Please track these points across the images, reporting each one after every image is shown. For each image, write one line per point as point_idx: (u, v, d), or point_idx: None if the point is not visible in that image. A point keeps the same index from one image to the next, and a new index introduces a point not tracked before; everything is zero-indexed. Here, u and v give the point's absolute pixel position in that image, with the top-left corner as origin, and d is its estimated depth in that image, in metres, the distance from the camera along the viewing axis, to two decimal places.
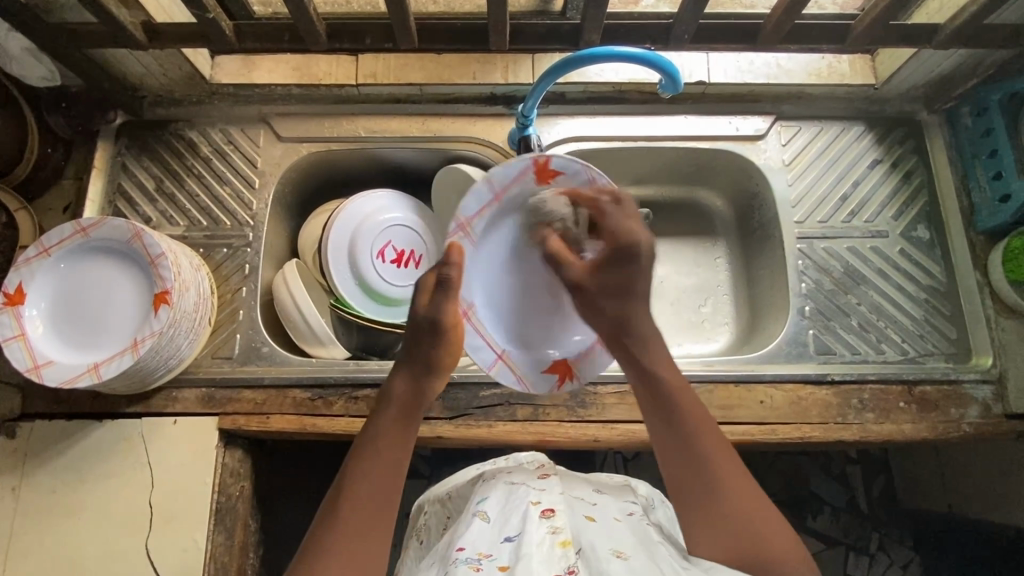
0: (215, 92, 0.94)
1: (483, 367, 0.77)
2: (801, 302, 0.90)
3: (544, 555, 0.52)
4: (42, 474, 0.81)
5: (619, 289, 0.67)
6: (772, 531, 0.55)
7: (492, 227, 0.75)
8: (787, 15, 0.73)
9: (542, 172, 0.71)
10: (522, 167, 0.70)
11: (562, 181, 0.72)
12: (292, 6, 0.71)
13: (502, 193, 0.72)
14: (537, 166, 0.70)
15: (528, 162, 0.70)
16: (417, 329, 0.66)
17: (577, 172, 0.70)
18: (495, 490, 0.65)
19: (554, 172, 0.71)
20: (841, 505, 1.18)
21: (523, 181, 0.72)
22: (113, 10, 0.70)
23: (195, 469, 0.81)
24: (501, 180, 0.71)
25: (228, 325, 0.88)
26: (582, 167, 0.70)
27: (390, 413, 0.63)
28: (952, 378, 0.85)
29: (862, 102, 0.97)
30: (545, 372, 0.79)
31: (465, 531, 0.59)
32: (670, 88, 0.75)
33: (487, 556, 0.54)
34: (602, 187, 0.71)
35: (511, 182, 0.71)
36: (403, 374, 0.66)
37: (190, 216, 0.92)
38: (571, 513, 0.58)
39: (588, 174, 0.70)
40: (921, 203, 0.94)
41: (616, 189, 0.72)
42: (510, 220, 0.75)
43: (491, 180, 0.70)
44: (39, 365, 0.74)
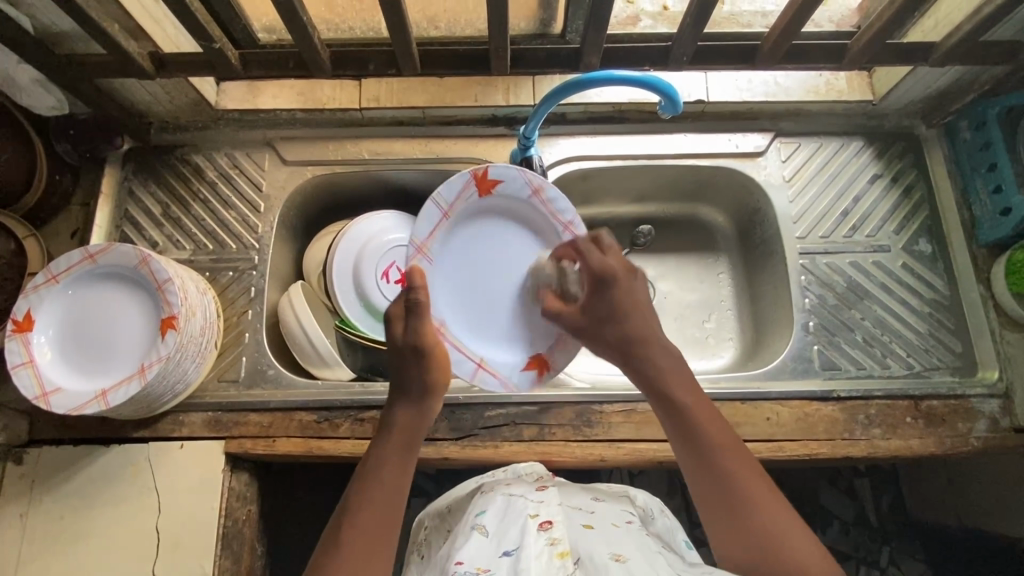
0: (220, 117, 0.95)
1: (466, 379, 0.79)
2: (805, 317, 0.90)
3: (544, 567, 0.51)
4: (49, 501, 0.81)
5: (608, 315, 0.72)
6: (791, 535, 0.55)
7: (448, 244, 0.81)
8: (785, 36, 0.74)
9: (482, 183, 0.81)
10: (463, 184, 0.80)
11: (502, 189, 0.82)
12: (296, 35, 0.72)
13: (450, 210, 0.80)
14: (477, 178, 0.80)
15: (469, 177, 0.79)
16: (401, 354, 0.68)
17: (514, 176, 0.81)
18: (493, 503, 0.64)
19: (494, 181, 0.81)
20: (851, 519, 1.17)
21: (465, 196, 0.80)
22: (122, 42, 0.71)
23: (202, 492, 0.81)
24: (447, 200, 0.79)
25: (234, 348, 0.88)
26: (516, 171, 0.81)
27: (390, 439, 0.64)
28: (959, 392, 0.85)
29: (861, 118, 0.97)
30: (523, 369, 0.83)
31: (463, 544, 0.59)
32: (669, 110, 0.76)
33: (486, 570, 0.53)
34: (535, 184, 0.82)
35: (457, 198, 0.80)
36: (399, 402, 0.67)
37: (196, 240, 0.93)
38: (569, 523, 0.58)
39: (524, 178, 0.81)
40: (922, 216, 0.94)
41: (549, 185, 0.82)
42: (464, 234, 0.82)
43: (438, 198, 0.79)
44: (46, 393, 0.74)
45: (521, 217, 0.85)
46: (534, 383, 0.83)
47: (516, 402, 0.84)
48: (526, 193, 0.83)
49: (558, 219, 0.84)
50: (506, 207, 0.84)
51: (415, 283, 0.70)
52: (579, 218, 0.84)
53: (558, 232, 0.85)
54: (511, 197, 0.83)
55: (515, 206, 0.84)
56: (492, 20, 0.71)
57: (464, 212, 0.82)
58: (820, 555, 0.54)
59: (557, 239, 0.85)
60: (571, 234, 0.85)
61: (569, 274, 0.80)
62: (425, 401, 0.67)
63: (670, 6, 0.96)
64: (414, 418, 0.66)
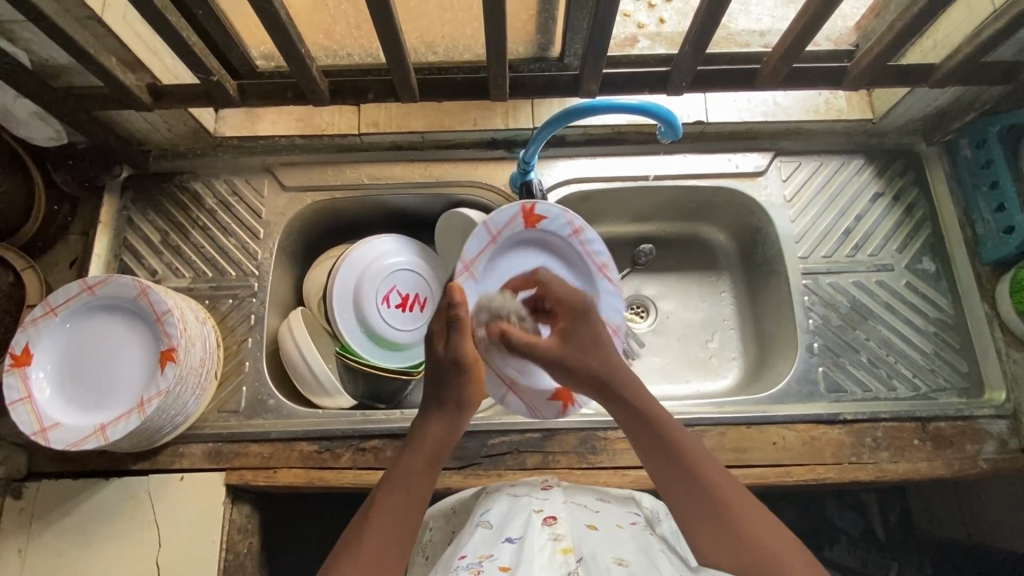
0: (219, 145, 0.95)
1: (497, 399, 0.83)
2: (809, 338, 0.90)
3: (545, 559, 0.51)
4: (48, 536, 0.80)
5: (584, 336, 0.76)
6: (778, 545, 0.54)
7: (492, 267, 0.86)
8: (784, 60, 0.74)
9: (529, 216, 0.84)
10: (512, 214, 0.84)
11: (545, 224, 0.86)
12: (295, 66, 0.72)
13: (498, 234, 0.84)
14: (525, 211, 0.84)
15: (519, 208, 0.83)
16: (443, 367, 0.71)
17: (558, 215, 0.85)
18: (498, 502, 0.64)
19: (539, 216, 0.84)
20: (858, 534, 1.16)
21: (514, 225, 0.84)
22: (120, 75, 0.71)
23: (203, 524, 0.80)
24: (497, 226, 0.84)
25: (234, 377, 0.88)
26: (562, 211, 0.84)
27: (420, 448, 0.65)
28: (967, 414, 0.84)
29: (861, 136, 0.97)
30: (550, 400, 0.84)
31: (468, 540, 0.58)
32: (669, 135, 0.76)
33: (487, 557, 0.53)
34: (576, 225, 0.86)
35: (506, 226, 0.84)
36: (431, 415, 0.69)
37: (195, 267, 0.92)
38: (573, 520, 0.57)
39: (567, 217, 0.85)
40: (924, 235, 0.93)
41: (588, 228, 0.86)
42: (507, 262, 0.87)
43: (489, 224, 0.83)
44: (45, 428, 0.74)
45: (560, 251, 0.88)
46: (559, 414, 0.84)
47: (519, 430, 0.84)
48: (566, 231, 0.86)
49: (594, 260, 0.88)
50: (546, 242, 0.88)
51: (456, 300, 0.71)
52: (613, 262, 0.88)
53: (593, 271, 0.88)
54: (552, 233, 0.86)
55: (554, 241, 0.87)
56: (490, 49, 0.71)
57: (511, 238, 0.86)
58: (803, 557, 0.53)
59: (592, 279, 0.89)
60: (604, 276, 0.88)
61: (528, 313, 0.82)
62: (454, 415, 0.69)
63: (666, 21, 0.96)
64: (444, 432, 0.68)
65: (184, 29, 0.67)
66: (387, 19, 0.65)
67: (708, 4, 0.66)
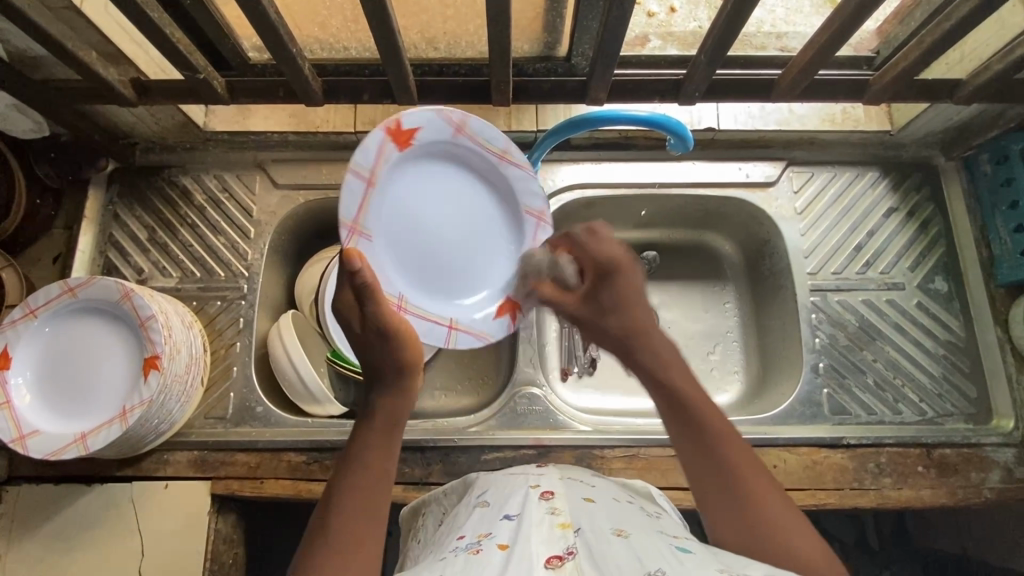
0: (209, 139, 0.91)
1: (440, 346, 0.71)
2: (815, 358, 0.87)
3: (544, 536, 0.47)
4: (26, 542, 0.78)
5: (613, 307, 0.65)
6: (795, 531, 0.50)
7: (382, 217, 0.67)
8: (805, 72, 0.70)
9: (399, 136, 0.66)
10: (377, 142, 0.64)
11: (422, 137, 0.68)
12: (286, 67, 0.68)
13: (374, 177, 0.64)
14: (391, 132, 0.65)
15: (381, 133, 0.64)
16: (366, 337, 0.60)
17: (429, 119, 0.67)
18: (494, 481, 0.60)
19: (410, 131, 0.66)
20: (850, 542, 1.09)
21: (387, 156, 0.65)
22: (101, 72, 0.68)
23: (187, 534, 0.78)
24: (365, 165, 0.63)
25: (221, 382, 0.85)
26: (431, 112, 0.67)
27: (372, 426, 0.57)
28: (973, 441, 0.82)
29: (877, 147, 0.93)
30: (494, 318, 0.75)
31: (466, 520, 0.55)
32: (679, 147, 0.74)
33: (487, 536, 0.49)
34: (456, 121, 0.69)
35: (377, 161, 0.64)
36: (378, 389, 0.59)
37: (183, 267, 0.89)
38: (570, 495, 0.54)
39: (441, 119, 0.68)
40: (939, 253, 0.90)
41: (471, 117, 0.69)
42: (395, 193, 0.68)
43: (357, 167, 0.63)
44: (23, 436, 0.71)
45: (452, 160, 0.71)
46: (509, 330, 0.75)
47: (515, 445, 0.81)
48: (449, 133, 0.69)
49: (492, 151, 0.71)
50: (438, 155, 0.70)
51: (355, 265, 0.57)
52: (514, 144, 0.72)
53: (493, 164, 0.72)
54: (433, 143, 0.69)
55: (439, 150, 0.70)
56: (494, 54, 0.67)
57: (389, 174, 0.67)
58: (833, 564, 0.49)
59: (497, 173, 0.73)
60: (508, 163, 0.72)
61: (567, 265, 0.69)
62: (402, 382, 0.59)
63: (677, 10, 0.92)
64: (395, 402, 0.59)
65: (169, 26, 0.63)
66: (383, 21, 0.61)
67: (729, 12, 0.61)
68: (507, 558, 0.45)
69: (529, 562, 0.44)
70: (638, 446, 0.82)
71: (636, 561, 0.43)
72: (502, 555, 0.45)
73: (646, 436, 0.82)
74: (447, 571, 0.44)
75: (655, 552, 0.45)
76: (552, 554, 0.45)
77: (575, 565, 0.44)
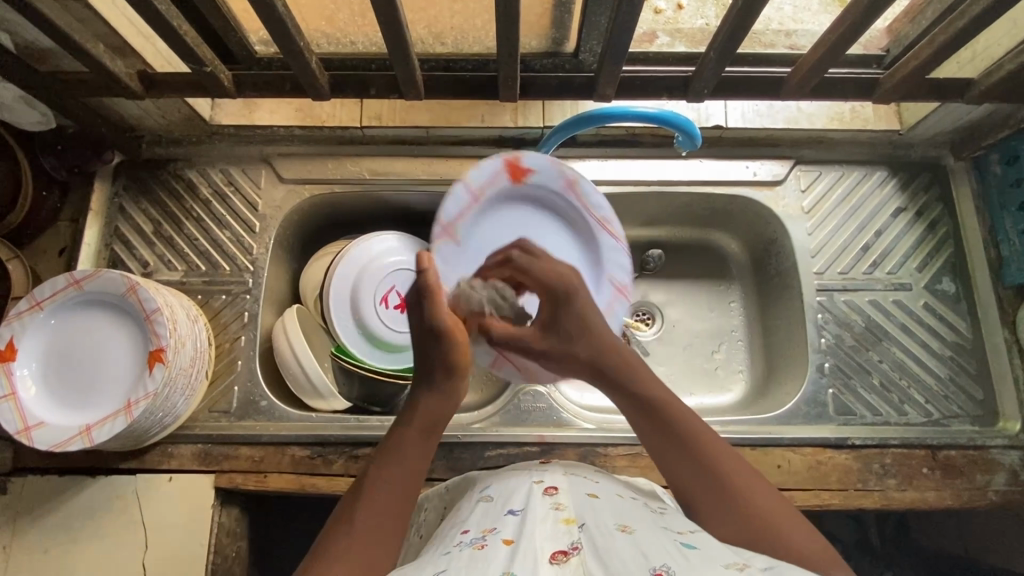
0: (215, 132, 0.91)
1: (486, 366, 0.79)
2: (820, 358, 0.87)
3: (549, 531, 0.47)
4: (31, 533, 0.78)
5: (573, 327, 0.66)
6: (788, 522, 0.51)
7: (476, 229, 0.82)
8: (815, 70, 0.69)
9: (514, 170, 0.80)
10: (494, 169, 0.79)
11: (533, 178, 0.81)
12: (292, 60, 0.68)
13: (481, 193, 0.80)
14: (509, 165, 0.79)
15: (501, 162, 0.79)
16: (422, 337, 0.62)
17: (546, 168, 0.80)
18: (497, 477, 0.60)
19: (527, 170, 0.80)
20: (853, 542, 1.09)
21: (497, 183, 0.80)
22: (109, 64, 0.67)
23: (190, 527, 0.79)
24: (477, 182, 0.79)
25: (226, 376, 0.85)
26: (550, 162, 0.80)
27: (409, 424, 0.60)
28: (980, 443, 0.82)
29: (886, 146, 0.92)
30: None
31: (469, 515, 0.54)
32: (687, 144, 0.75)
33: (491, 532, 0.49)
34: (569, 176, 0.81)
35: (487, 182, 0.80)
36: (422, 387, 0.62)
37: (188, 260, 0.89)
38: (575, 491, 0.54)
39: (558, 170, 0.80)
40: (946, 254, 0.90)
41: (583, 179, 0.81)
42: (491, 221, 0.82)
43: (469, 181, 0.78)
44: (29, 427, 0.71)
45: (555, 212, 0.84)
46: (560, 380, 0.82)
47: (518, 442, 0.81)
48: (559, 183, 0.81)
49: (594, 216, 0.83)
50: (538, 201, 0.84)
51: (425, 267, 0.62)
52: (615, 218, 0.83)
53: (592, 226, 0.83)
54: (542, 186, 0.82)
55: (545, 197, 0.83)
56: (501, 49, 0.66)
57: (494, 199, 0.82)
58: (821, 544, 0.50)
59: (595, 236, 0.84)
60: (606, 233, 0.83)
61: (500, 292, 0.72)
62: (447, 385, 0.62)
63: (684, 6, 0.91)
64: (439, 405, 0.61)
65: (176, 18, 0.62)
66: (391, 16, 0.61)
67: (738, 10, 0.61)
68: (512, 553, 0.44)
69: (533, 557, 0.44)
70: (642, 444, 0.81)
71: (641, 557, 0.43)
72: (507, 550, 0.45)
73: None
74: (451, 565, 0.44)
75: (659, 548, 0.45)
76: (557, 550, 0.45)
77: (580, 561, 0.44)
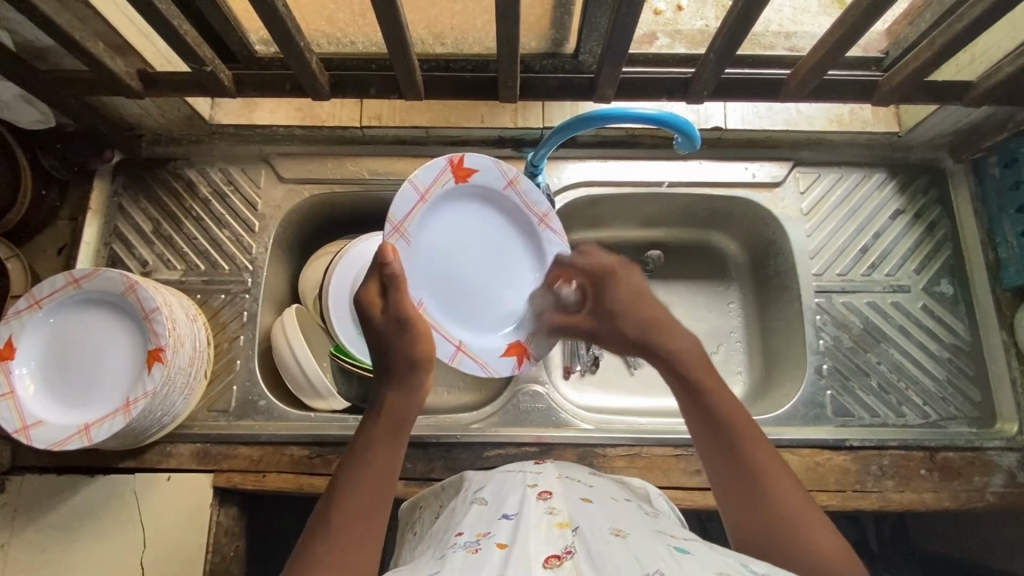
0: (215, 131, 0.91)
1: (445, 361, 0.75)
2: (818, 359, 0.87)
3: (543, 535, 0.47)
4: (30, 532, 0.78)
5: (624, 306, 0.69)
6: (815, 530, 0.51)
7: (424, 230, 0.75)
8: (814, 73, 0.70)
9: (457, 171, 0.76)
10: (440, 168, 0.74)
11: (477, 179, 0.77)
12: (293, 60, 0.67)
13: (427, 193, 0.74)
14: (453, 164, 0.75)
15: (446, 161, 0.75)
16: (384, 330, 0.63)
17: (489, 167, 0.77)
18: (492, 479, 0.60)
19: (470, 170, 0.77)
20: (851, 543, 1.09)
21: (443, 183, 0.75)
22: (108, 63, 0.67)
23: (188, 525, 0.79)
24: (424, 181, 0.73)
25: (224, 376, 0.85)
26: (493, 162, 0.77)
27: (376, 421, 0.60)
28: (977, 445, 0.82)
29: (885, 148, 0.93)
30: (502, 355, 0.79)
31: (463, 517, 0.55)
32: (686, 146, 0.73)
33: (485, 535, 0.49)
34: (510, 176, 0.78)
35: (434, 182, 0.74)
36: (387, 385, 0.62)
37: (187, 259, 0.89)
38: (569, 496, 0.54)
39: (499, 169, 0.78)
40: (944, 255, 0.90)
41: (524, 177, 0.79)
42: (440, 217, 0.77)
43: (415, 180, 0.73)
44: (27, 426, 0.71)
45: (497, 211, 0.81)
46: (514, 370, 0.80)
47: (517, 442, 0.82)
48: (500, 184, 0.79)
49: (535, 212, 0.80)
50: (483, 198, 0.79)
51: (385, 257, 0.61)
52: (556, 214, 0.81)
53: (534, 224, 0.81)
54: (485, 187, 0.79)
55: (488, 197, 0.80)
56: (502, 50, 0.66)
57: (440, 197, 0.76)
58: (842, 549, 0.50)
59: (534, 231, 0.82)
60: (547, 228, 0.81)
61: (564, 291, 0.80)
62: (409, 379, 0.62)
63: (684, 8, 0.91)
64: (400, 397, 0.61)
65: (176, 18, 0.62)
66: (391, 16, 0.61)
67: (739, 11, 0.61)
68: (506, 558, 0.44)
69: (529, 562, 0.44)
70: (640, 445, 0.82)
71: (634, 562, 0.43)
72: (502, 554, 0.45)
73: (649, 435, 0.82)
74: (446, 569, 0.44)
75: (653, 553, 0.45)
76: (551, 554, 0.45)
77: (574, 565, 0.44)
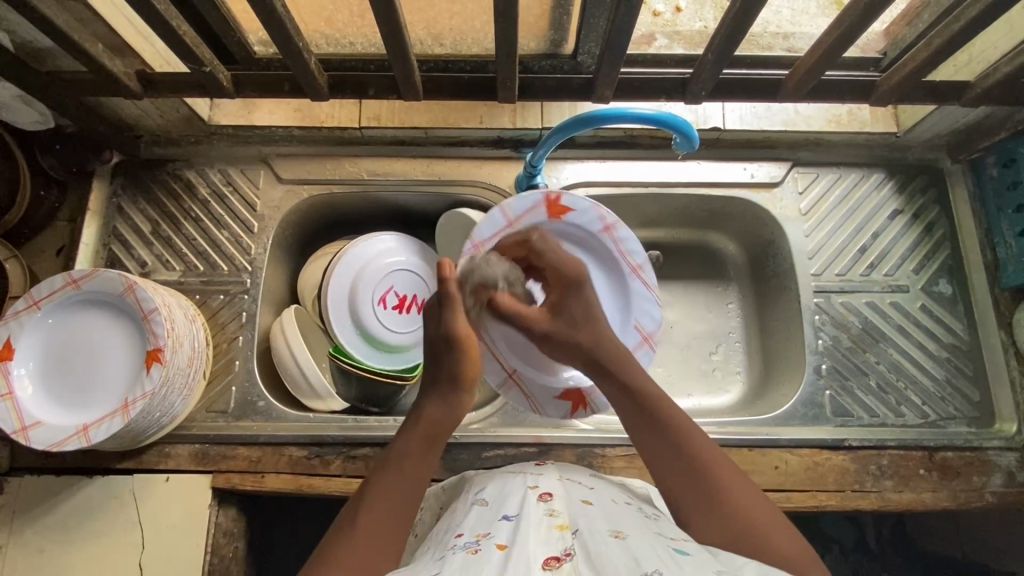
0: (213, 132, 0.91)
1: (495, 386, 0.81)
2: (818, 359, 0.87)
3: (542, 537, 0.47)
4: (28, 534, 0.78)
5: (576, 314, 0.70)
6: (769, 524, 0.52)
7: None
8: (812, 73, 0.70)
9: (552, 206, 0.79)
10: (534, 200, 0.78)
11: (572, 217, 0.80)
12: (291, 61, 0.68)
13: (517, 221, 0.79)
14: (549, 201, 0.78)
15: (541, 196, 0.78)
16: (435, 345, 0.67)
17: (587, 208, 0.79)
18: (492, 480, 0.60)
19: (565, 208, 0.79)
20: (851, 544, 1.09)
21: (536, 215, 0.79)
22: (107, 64, 0.67)
23: (187, 526, 0.79)
24: (515, 210, 0.78)
25: (223, 376, 0.85)
26: (592, 205, 0.78)
27: (415, 430, 0.61)
28: (976, 445, 0.82)
29: (883, 148, 0.93)
30: (558, 398, 0.81)
31: (463, 518, 0.55)
32: (685, 146, 0.74)
33: (485, 536, 0.49)
34: (607, 221, 0.79)
35: (525, 213, 0.79)
36: (431, 396, 0.65)
37: (186, 260, 0.89)
38: (570, 498, 0.54)
39: (597, 212, 0.79)
40: (942, 256, 0.90)
41: (621, 225, 0.80)
42: None
43: (506, 208, 0.78)
44: (26, 427, 0.71)
45: (592, 250, 0.82)
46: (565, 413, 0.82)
47: (516, 442, 0.81)
48: (597, 227, 0.80)
49: (628, 260, 0.82)
50: (577, 238, 0.82)
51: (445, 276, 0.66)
52: (648, 264, 0.82)
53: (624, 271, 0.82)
54: (580, 227, 0.80)
55: (584, 238, 0.81)
56: (500, 50, 0.66)
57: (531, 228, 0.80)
58: (796, 542, 0.51)
59: (625, 280, 0.83)
60: (638, 277, 0.82)
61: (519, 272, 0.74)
62: (453, 393, 0.65)
63: (682, 9, 0.91)
64: (444, 412, 0.64)
65: (176, 18, 0.63)
66: (390, 16, 0.61)
67: (737, 12, 0.61)
68: (505, 559, 0.44)
69: (528, 564, 0.44)
70: None
71: (632, 561, 0.43)
72: (501, 555, 0.45)
73: None
74: (445, 570, 0.44)
75: (652, 553, 0.45)
76: (550, 556, 0.45)
77: (572, 567, 0.44)
